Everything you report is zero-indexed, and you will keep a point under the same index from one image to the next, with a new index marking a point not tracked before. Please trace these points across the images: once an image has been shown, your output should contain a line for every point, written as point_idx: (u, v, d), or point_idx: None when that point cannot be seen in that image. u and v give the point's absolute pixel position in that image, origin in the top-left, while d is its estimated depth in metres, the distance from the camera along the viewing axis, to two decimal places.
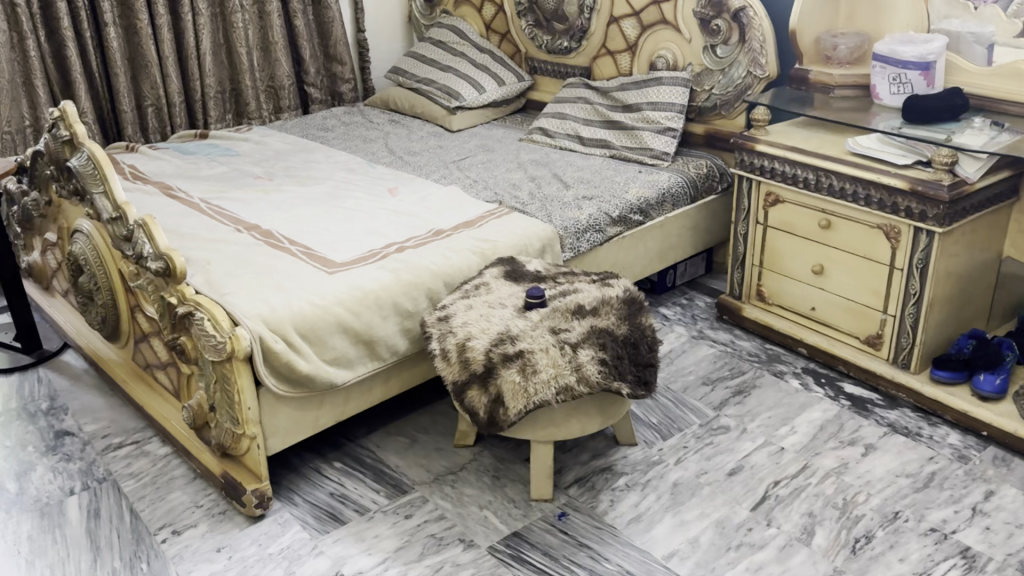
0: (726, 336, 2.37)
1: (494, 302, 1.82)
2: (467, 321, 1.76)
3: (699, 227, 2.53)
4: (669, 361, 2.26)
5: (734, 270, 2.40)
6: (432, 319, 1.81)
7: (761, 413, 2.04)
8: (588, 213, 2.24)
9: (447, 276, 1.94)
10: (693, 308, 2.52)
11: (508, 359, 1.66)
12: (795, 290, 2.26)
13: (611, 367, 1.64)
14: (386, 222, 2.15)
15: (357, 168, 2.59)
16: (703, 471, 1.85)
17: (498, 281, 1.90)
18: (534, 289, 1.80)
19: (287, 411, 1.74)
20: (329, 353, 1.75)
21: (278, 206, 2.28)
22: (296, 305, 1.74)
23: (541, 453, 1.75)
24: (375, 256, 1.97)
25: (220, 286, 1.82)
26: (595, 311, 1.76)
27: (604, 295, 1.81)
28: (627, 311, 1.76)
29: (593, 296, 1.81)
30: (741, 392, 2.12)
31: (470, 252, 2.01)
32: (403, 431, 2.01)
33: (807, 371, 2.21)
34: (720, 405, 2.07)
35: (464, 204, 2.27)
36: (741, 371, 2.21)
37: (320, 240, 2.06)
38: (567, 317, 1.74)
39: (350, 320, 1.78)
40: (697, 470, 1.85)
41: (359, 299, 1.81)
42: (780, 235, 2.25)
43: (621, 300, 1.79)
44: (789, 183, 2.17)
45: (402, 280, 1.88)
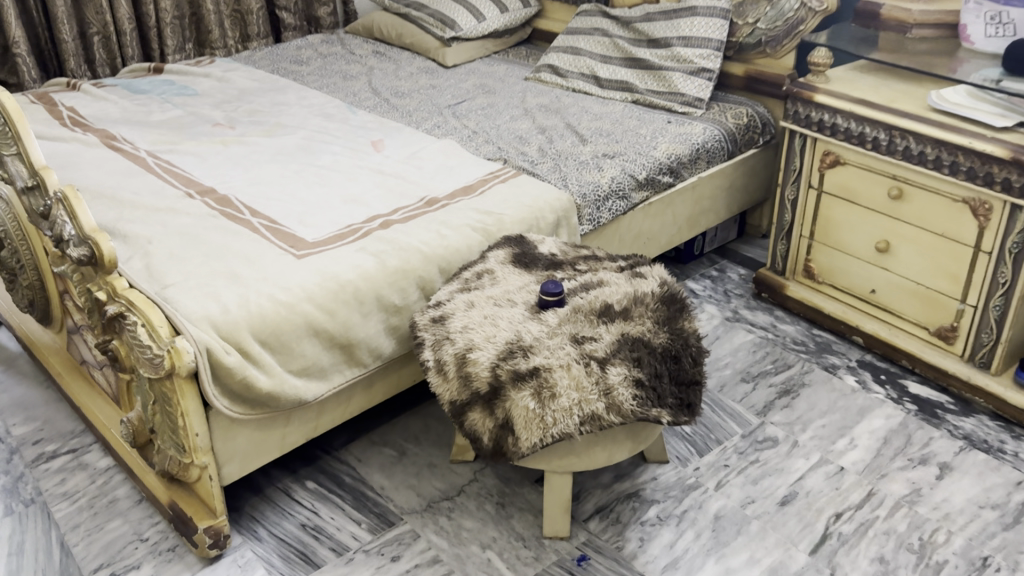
0: (765, 320, 2.05)
1: (501, 296, 1.48)
2: (466, 323, 1.42)
3: (735, 187, 2.17)
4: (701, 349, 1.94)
5: (779, 240, 2.06)
6: (423, 317, 1.47)
7: (813, 420, 1.73)
8: (610, 175, 1.88)
9: (442, 260, 1.59)
10: (725, 282, 2.19)
11: (519, 379, 1.32)
12: (852, 269, 1.93)
13: (649, 390, 1.31)
14: (368, 189, 1.79)
15: (333, 113, 2.21)
16: (749, 501, 1.54)
17: (505, 269, 1.56)
18: (551, 282, 1.45)
19: (247, 434, 1.41)
20: (297, 362, 1.42)
21: (238, 165, 1.91)
22: (255, 303, 1.40)
23: (559, 484, 1.43)
24: (355, 235, 1.62)
25: (162, 274, 1.47)
26: (627, 314, 1.42)
27: (638, 290, 1.47)
28: (666, 312, 1.43)
29: (623, 291, 1.47)
30: (788, 393, 1.80)
31: (469, 228, 1.65)
32: (390, 440, 1.69)
33: (863, 366, 1.89)
34: (764, 410, 1.76)
35: (463, 165, 1.91)
36: (786, 366, 1.89)
37: (288, 212, 1.70)
38: (592, 321, 1.41)
39: (323, 321, 1.44)
40: (741, 500, 1.55)
41: (334, 294, 1.46)
42: (838, 203, 1.91)
43: (657, 297, 1.45)
44: (853, 143, 1.81)
45: (387, 268, 1.53)
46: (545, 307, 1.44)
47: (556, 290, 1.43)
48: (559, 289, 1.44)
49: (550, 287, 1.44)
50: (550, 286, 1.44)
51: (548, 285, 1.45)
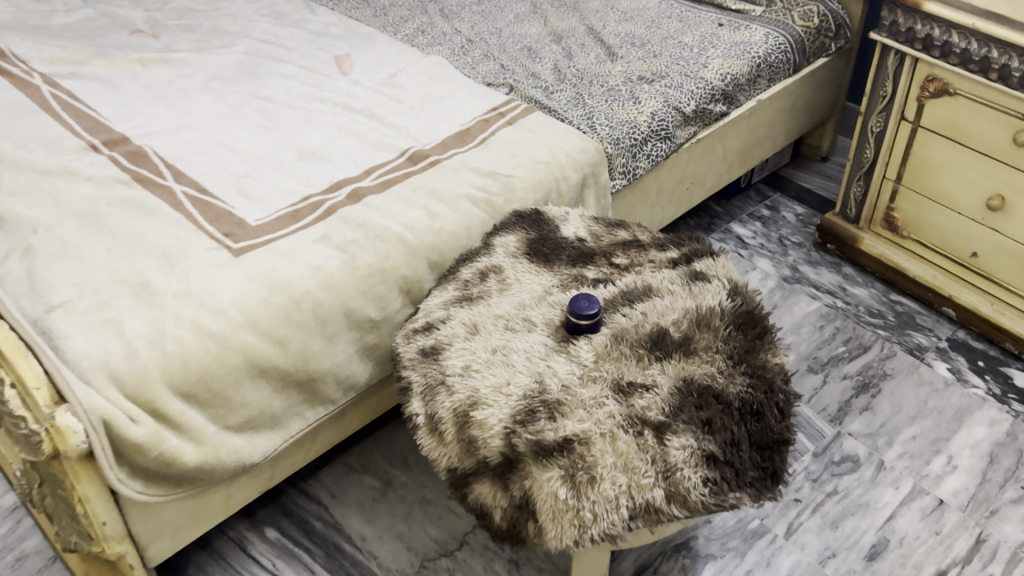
0: (832, 282, 1.67)
1: (514, 313, 1.08)
2: (468, 361, 1.03)
3: (796, 108, 1.73)
4: None
5: (853, 181, 1.65)
6: (406, 342, 1.07)
7: (899, 431, 1.39)
8: (649, 109, 1.44)
9: (432, 250, 1.18)
10: (779, 225, 1.80)
11: (544, 454, 0.95)
12: (950, 225, 1.53)
13: (725, 468, 0.95)
14: (331, 138, 1.35)
15: (286, 12, 1.72)
16: (829, 555, 1.22)
17: (519, 267, 1.16)
18: (581, 298, 1.06)
19: (177, 508, 1.06)
20: (238, 416, 1.04)
21: (162, 97, 1.45)
22: (172, 340, 1.01)
23: (594, 560, 1.09)
24: (313, 216, 1.20)
25: (47, 285, 1.07)
26: (689, 347, 1.04)
27: (700, 306, 1.08)
28: (741, 341, 1.05)
29: (680, 308, 1.08)
30: (866, 390, 1.45)
31: (466, 201, 1.24)
32: (371, 465, 1.34)
33: (956, 348, 1.53)
34: (838, 415, 1.41)
35: (456, 94, 1.46)
36: (861, 349, 1.53)
37: (224, 177, 1.27)
38: (641, 358, 1.03)
39: (271, 356, 1.05)
40: (817, 554, 1.22)
41: (284, 315, 1.07)
42: (938, 144, 1.48)
43: (729, 317, 1.07)
44: (971, 68, 1.37)
45: (356, 270, 1.13)
46: (574, 335, 1.06)
47: (588, 313, 1.05)
48: (595, 309, 1.05)
49: (581, 308, 1.05)
50: (581, 304, 1.05)
51: (577, 303, 1.06)
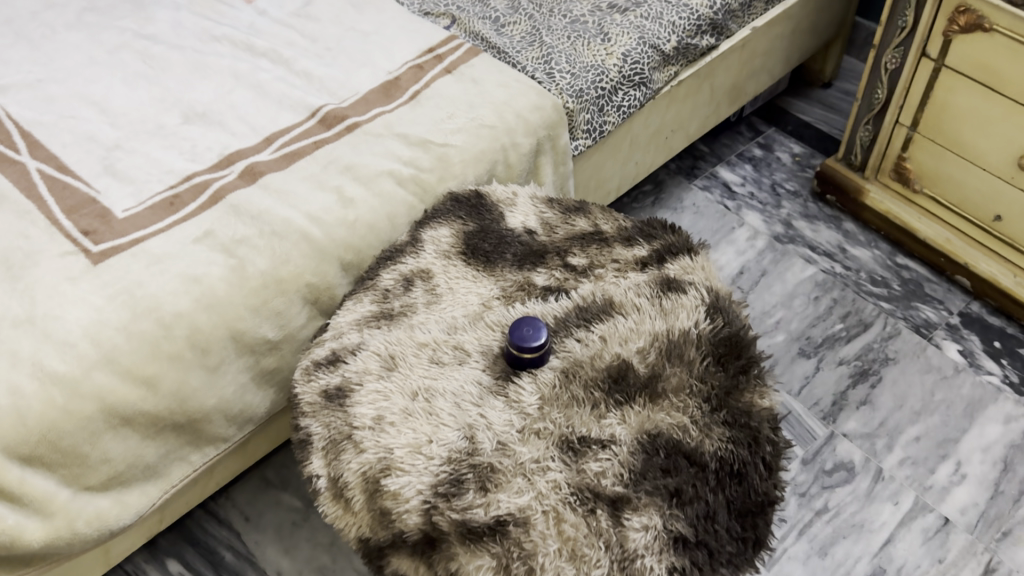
0: (830, 241, 1.46)
1: (441, 339, 0.87)
2: (380, 410, 0.82)
3: (798, 32, 1.46)
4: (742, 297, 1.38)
5: (860, 125, 1.41)
6: (306, 379, 0.86)
7: (901, 430, 1.21)
8: (621, 50, 1.18)
9: (344, 249, 0.96)
10: (771, 169, 1.57)
11: (471, 538, 0.75)
12: (972, 183, 1.31)
13: (698, 552, 0.76)
14: (227, 92, 1.10)
15: None
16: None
17: (452, 272, 0.94)
18: (522, 323, 0.85)
19: None
20: (99, 473, 0.84)
21: (20, 34, 1.18)
22: (4, 391, 0.79)
23: None
24: (196, 204, 0.96)
25: None
26: (656, 388, 0.83)
27: (672, 330, 0.87)
28: (722, 378, 0.84)
29: (647, 333, 0.87)
30: (865, 380, 1.27)
31: (389, 180, 1.00)
32: (293, 479, 1.16)
33: (969, 325, 1.34)
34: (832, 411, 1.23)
35: (385, 29, 1.19)
36: (861, 326, 1.34)
37: (91, 148, 1.02)
38: (596, 403, 0.82)
39: (137, 401, 0.84)
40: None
41: (151, 347, 0.85)
42: (966, 88, 1.23)
43: (707, 346, 0.86)
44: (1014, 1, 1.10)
45: (245, 281, 0.90)
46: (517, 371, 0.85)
47: (530, 344, 0.83)
48: (540, 337, 0.84)
49: (521, 338, 0.84)
50: (522, 333, 0.84)
51: (517, 332, 0.84)
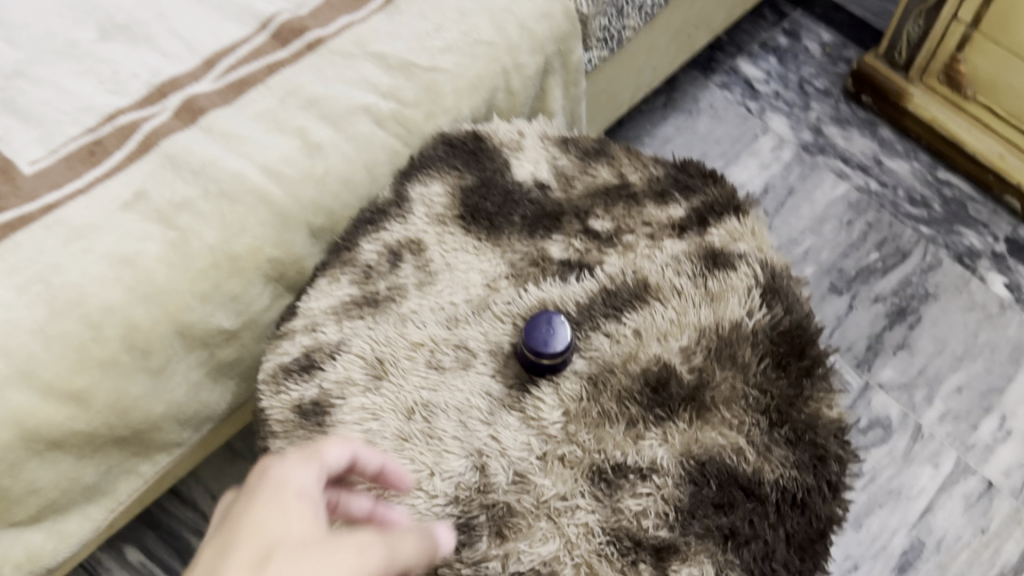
0: (864, 151, 1.30)
1: (440, 337, 0.71)
2: (369, 434, 0.66)
3: None
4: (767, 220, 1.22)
5: (909, 20, 1.20)
6: (274, 392, 0.70)
7: (942, 379, 1.10)
8: None
9: (312, 211, 0.77)
10: (798, 62, 1.38)
11: None
12: None
13: None
14: None
15: None
16: (848, 565, 0.97)
17: (447, 242, 0.77)
18: (538, 320, 0.70)
19: None
20: (27, 507, 0.69)
21: None
22: None
23: None
24: (122, 153, 0.73)
25: None
26: (704, 399, 0.68)
27: (721, 322, 0.71)
28: (782, 383, 0.69)
29: (692, 327, 0.71)
30: (903, 319, 1.14)
31: (366, 118, 0.80)
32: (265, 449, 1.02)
33: (1016, 254, 1.20)
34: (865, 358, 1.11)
35: None
36: (898, 256, 1.19)
37: None
38: (633, 421, 0.68)
39: (64, 420, 0.68)
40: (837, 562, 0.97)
41: (77, 355, 0.67)
42: None
43: (764, 343, 0.71)
44: None
45: (190, 261, 0.72)
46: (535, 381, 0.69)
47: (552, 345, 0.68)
48: (564, 336, 0.69)
49: (539, 339, 0.68)
50: (539, 333, 0.69)
51: (534, 332, 0.69)
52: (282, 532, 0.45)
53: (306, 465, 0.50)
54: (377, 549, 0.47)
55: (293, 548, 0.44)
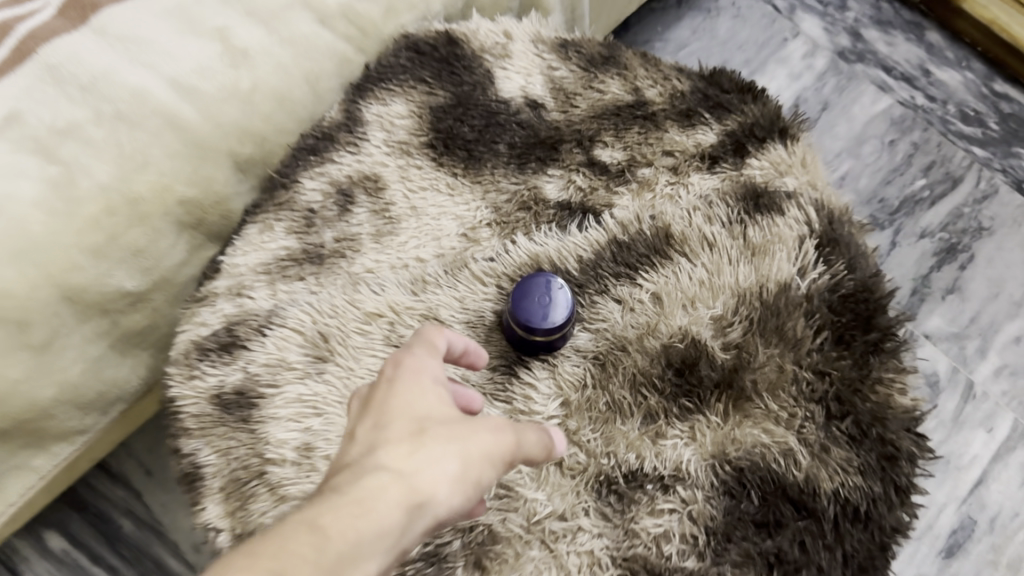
0: (910, 59, 1.11)
1: (403, 306, 0.54)
2: (310, 435, 0.51)
3: None
4: None
5: None
6: (185, 379, 0.54)
7: (998, 329, 0.94)
8: None
9: (238, 138, 0.60)
10: None
11: None
12: None
13: None
14: None
15: None
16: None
17: (412, 178, 0.59)
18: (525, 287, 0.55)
19: None
20: None
21: None
22: None
23: None
24: None
25: None
26: (743, 386, 0.53)
27: (767, 284, 0.55)
28: (844, 364, 0.54)
29: (728, 292, 0.55)
30: (953, 258, 0.98)
31: (308, 15, 0.61)
32: None
33: None
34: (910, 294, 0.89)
35: None
36: (949, 182, 1.02)
37: None
38: (651, 415, 0.53)
39: None
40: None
41: None
42: None
43: (822, 311, 0.54)
44: None
45: (78, 206, 0.54)
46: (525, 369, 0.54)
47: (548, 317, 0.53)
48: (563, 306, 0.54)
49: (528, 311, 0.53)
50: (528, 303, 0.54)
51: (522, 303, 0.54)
52: (424, 399, 0.40)
53: (426, 355, 0.43)
54: (515, 435, 0.42)
55: (441, 421, 0.39)
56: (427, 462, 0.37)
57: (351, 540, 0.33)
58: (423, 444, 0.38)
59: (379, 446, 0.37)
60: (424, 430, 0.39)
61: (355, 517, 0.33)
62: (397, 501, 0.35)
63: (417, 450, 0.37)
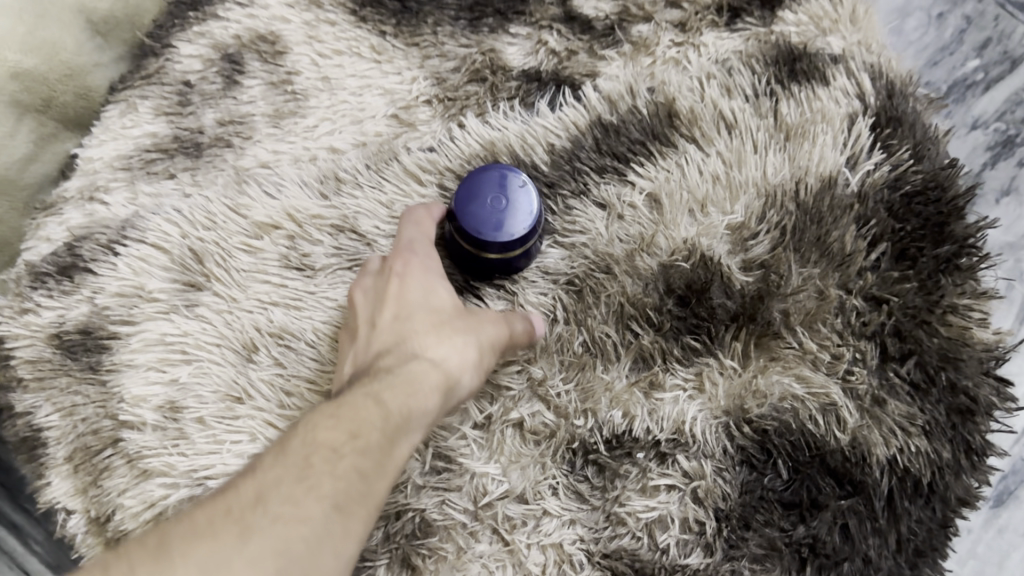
0: None
1: (306, 213, 0.40)
2: (176, 393, 0.37)
3: None
4: None
5: None
6: (15, 314, 0.40)
7: None
8: None
9: None
10: None
11: None
12: None
13: None
14: None
15: None
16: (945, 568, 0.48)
17: (324, 37, 0.45)
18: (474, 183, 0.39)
19: None
20: None
21: None
22: None
23: None
24: None
25: None
26: (770, 320, 0.39)
27: (803, 179, 0.40)
28: (909, 287, 0.39)
29: (753, 189, 0.40)
30: None
31: None
32: None
33: None
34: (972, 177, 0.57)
35: None
36: None
37: None
38: (641, 357, 0.39)
39: None
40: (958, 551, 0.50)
41: None
42: None
43: (877, 212, 0.40)
44: None
45: None
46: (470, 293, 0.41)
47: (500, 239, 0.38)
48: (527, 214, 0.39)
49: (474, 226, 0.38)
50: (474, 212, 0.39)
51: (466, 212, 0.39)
52: (436, 288, 0.38)
53: (418, 235, 0.39)
54: (511, 321, 0.38)
55: (458, 312, 0.37)
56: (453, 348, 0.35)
57: (404, 413, 0.32)
58: (446, 332, 0.36)
59: (405, 334, 0.36)
60: (443, 319, 0.37)
61: (405, 394, 0.33)
62: (435, 386, 0.34)
63: (446, 329, 0.36)
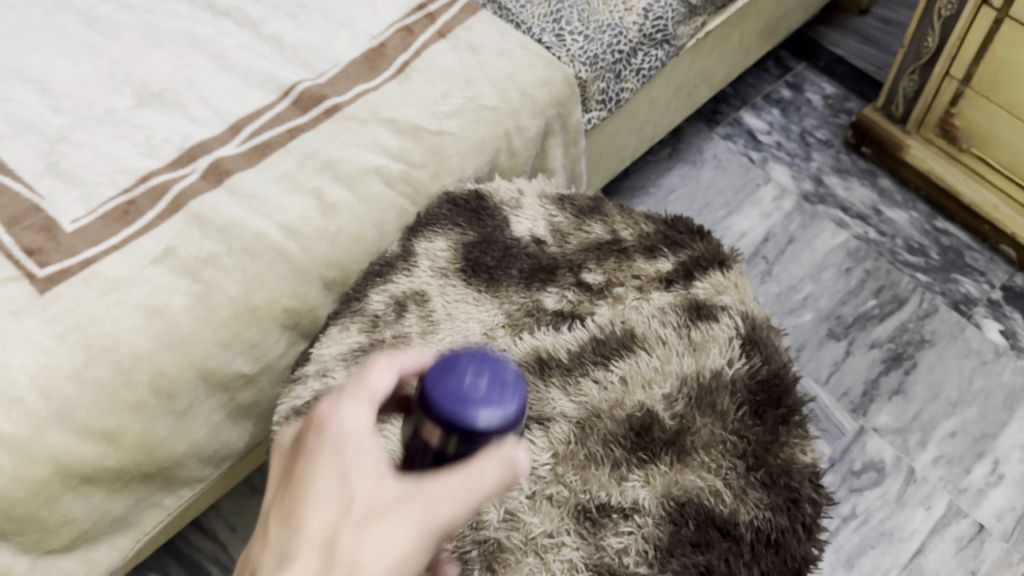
0: (863, 201, 1.35)
1: None
2: None
3: None
4: (786, 250, 1.29)
5: (905, 75, 1.26)
6: (286, 433, 0.79)
7: (949, 413, 1.13)
8: (644, 6, 1.03)
9: (326, 266, 0.84)
10: (801, 112, 1.46)
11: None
12: None
13: None
14: (184, 64, 0.89)
15: None
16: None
17: (450, 293, 0.84)
18: (450, 355, 0.60)
19: None
20: (64, 536, 0.76)
21: None
22: None
23: None
24: (154, 213, 0.79)
25: None
26: (684, 444, 0.73)
27: (702, 370, 0.77)
28: (759, 429, 0.74)
29: (675, 375, 0.76)
30: (903, 361, 1.18)
31: (376, 179, 0.86)
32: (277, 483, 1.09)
33: (1011, 301, 1.23)
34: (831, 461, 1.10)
35: None
36: (895, 302, 1.23)
37: (31, 141, 0.82)
38: (617, 463, 0.73)
39: (98, 458, 0.74)
40: None
41: (109, 398, 0.73)
42: None
43: (740, 390, 0.76)
44: None
45: (213, 313, 0.77)
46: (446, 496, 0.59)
47: (479, 414, 0.56)
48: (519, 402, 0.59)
49: (457, 391, 0.57)
50: (459, 378, 0.58)
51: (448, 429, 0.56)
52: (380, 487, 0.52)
53: (361, 403, 0.55)
54: (474, 481, 0.53)
55: (397, 500, 0.52)
56: (382, 542, 0.49)
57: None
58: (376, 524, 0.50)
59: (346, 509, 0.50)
60: (379, 512, 0.51)
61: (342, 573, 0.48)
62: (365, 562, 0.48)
63: (378, 530, 0.50)
